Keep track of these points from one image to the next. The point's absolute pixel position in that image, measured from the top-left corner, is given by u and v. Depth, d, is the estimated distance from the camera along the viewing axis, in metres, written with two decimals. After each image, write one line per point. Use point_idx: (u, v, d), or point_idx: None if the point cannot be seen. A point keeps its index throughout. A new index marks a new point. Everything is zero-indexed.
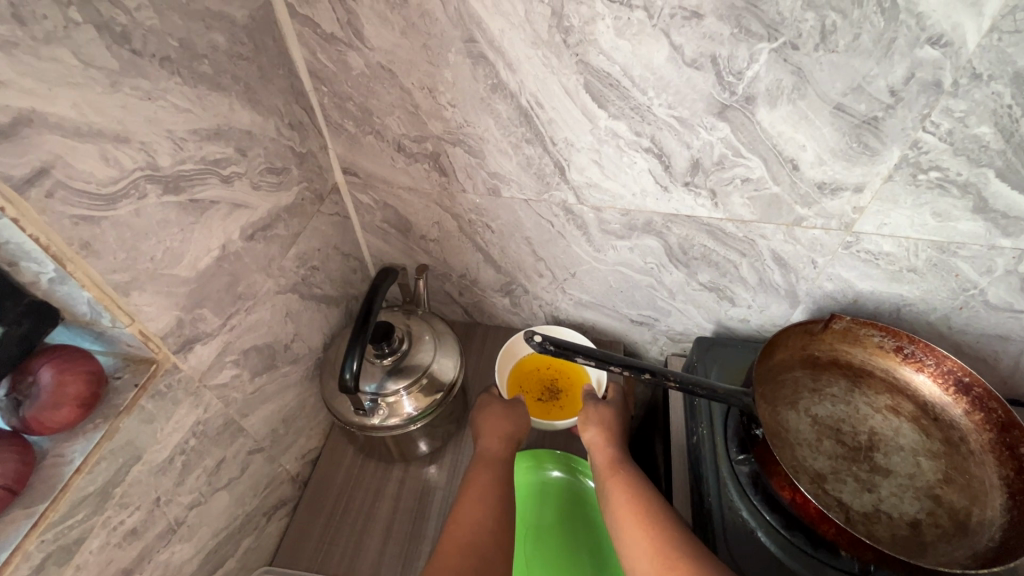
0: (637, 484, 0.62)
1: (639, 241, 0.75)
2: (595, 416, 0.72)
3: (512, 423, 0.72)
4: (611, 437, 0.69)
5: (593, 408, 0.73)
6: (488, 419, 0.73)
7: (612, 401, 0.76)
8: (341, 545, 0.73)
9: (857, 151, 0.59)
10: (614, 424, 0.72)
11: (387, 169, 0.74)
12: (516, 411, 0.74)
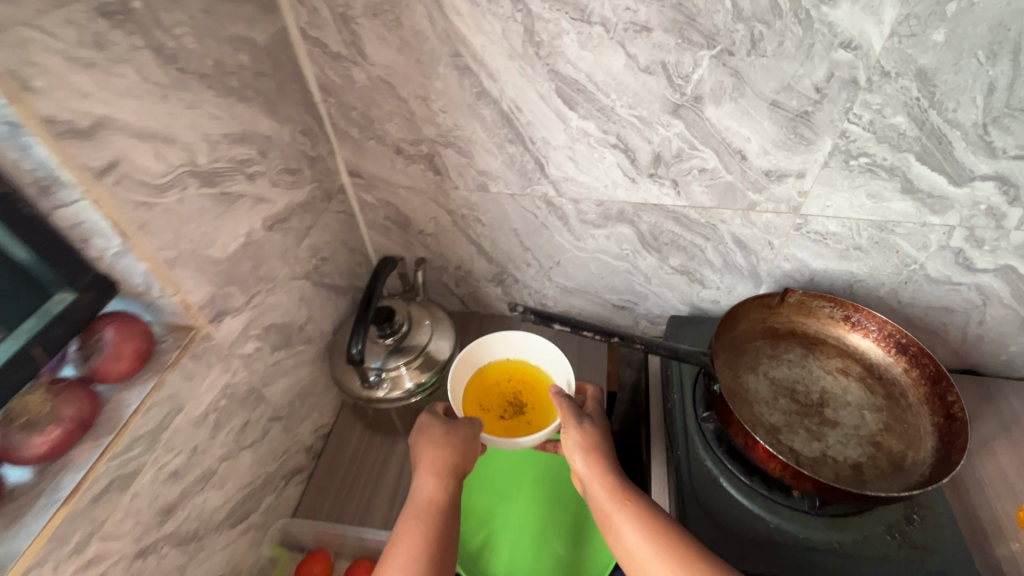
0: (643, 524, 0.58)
1: (614, 229, 0.84)
2: (581, 445, 0.66)
3: (457, 454, 0.67)
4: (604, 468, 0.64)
5: (577, 433, 0.67)
6: (430, 451, 0.67)
7: (591, 420, 0.69)
8: (354, 508, 0.80)
9: (795, 142, 0.68)
10: (600, 451, 0.66)
11: (388, 170, 0.83)
12: (459, 436, 0.68)
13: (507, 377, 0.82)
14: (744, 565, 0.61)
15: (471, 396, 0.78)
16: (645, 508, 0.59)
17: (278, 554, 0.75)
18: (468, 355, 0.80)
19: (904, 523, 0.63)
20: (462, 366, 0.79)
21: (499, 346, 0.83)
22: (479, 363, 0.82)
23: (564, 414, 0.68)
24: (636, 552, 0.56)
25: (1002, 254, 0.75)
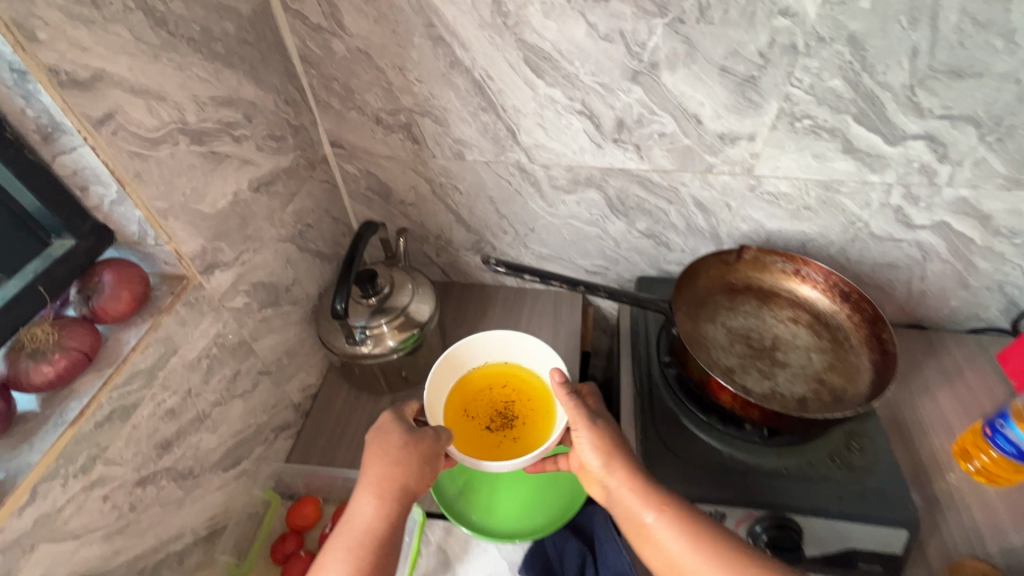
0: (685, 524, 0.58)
1: (583, 194, 0.90)
2: (598, 445, 0.65)
3: (405, 472, 0.64)
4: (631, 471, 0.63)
5: (590, 432, 0.66)
6: (376, 467, 0.64)
7: (605, 418, 0.68)
8: (341, 457, 0.84)
9: (744, 105, 0.74)
10: (620, 452, 0.65)
11: (368, 140, 0.88)
12: (408, 456, 0.64)
13: (497, 380, 0.80)
14: (699, 489, 0.66)
15: (456, 401, 0.77)
16: (685, 515, 0.59)
17: (270, 501, 0.79)
18: (454, 357, 0.78)
19: (844, 449, 0.70)
20: (447, 369, 0.77)
21: (488, 345, 0.80)
22: (467, 365, 0.80)
23: (577, 412, 0.67)
24: (681, 557, 0.57)
25: (936, 210, 0.82)
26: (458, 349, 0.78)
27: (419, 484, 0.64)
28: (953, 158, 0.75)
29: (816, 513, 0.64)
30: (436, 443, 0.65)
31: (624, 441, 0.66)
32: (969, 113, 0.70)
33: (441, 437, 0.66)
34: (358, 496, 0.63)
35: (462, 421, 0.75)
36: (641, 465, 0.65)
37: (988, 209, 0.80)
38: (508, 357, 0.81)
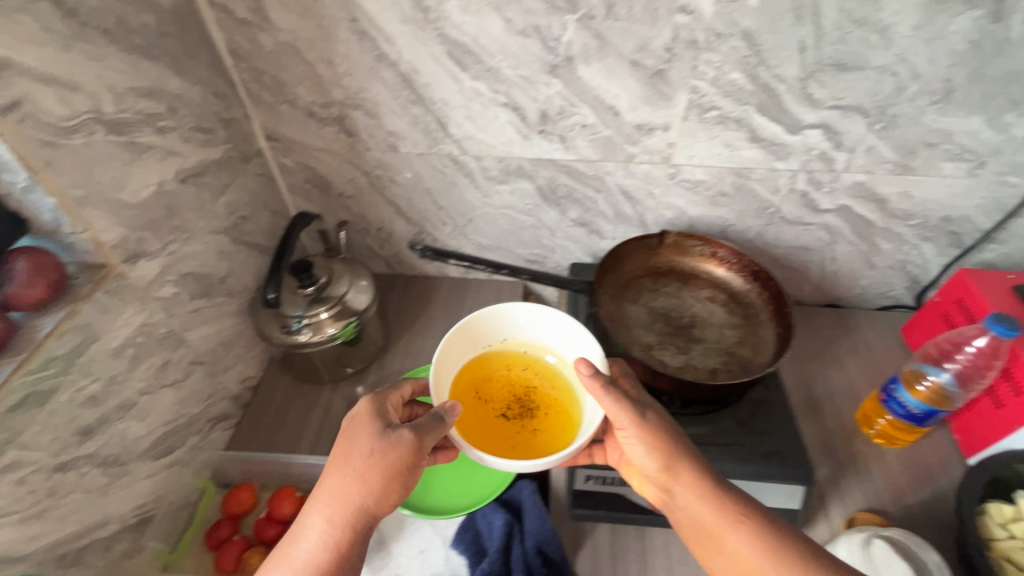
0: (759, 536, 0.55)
1: (516, 184, 0.93)
2: (649, 446, 0.59)
3: (364, 490, 0.55)
4: (693, 477, 0.59)
5: (641, 433, 0.59)
6: (337, 485, 0.55)
7: (654, 415, 0.61)
8: (279, 444, 0.87)
9: (656, 97, 0.79)
10: (677, 452, 0.60)
11: (303, 134, 0.89)
12: (373, 468, 0.55)
13: (516, 365, 0.68)
14: None
15: (468, 380, 0.66)
16: (760, 526, 0.55)
17: (203, 489, 0.80)
18: (476, 325, 0.67)
19: (749, 417, 0.76)
20: (464, 338, 0.66)
21: (516, 325, 0.69)
22: (487, 342, 0.69)
23: (621, 411, 0.59)
24: (756, 574, 0.53)
25: (838, 194, 0.88)
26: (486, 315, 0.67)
27: (385, 502, 0.56)
28: (847, 146, 0.81)
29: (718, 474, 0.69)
30: (398, 457, 0.55)
31: (676, 438, 0.60)
32: (856, 104, 0.76)
33: (408, 443, 0.55)
34: (312, 519, 0.55)
35: (470, 404, 0.63)
36: (698, 467, 0.60)
37: (883, 192, 0.87)
38: (534, 341, 0.70)
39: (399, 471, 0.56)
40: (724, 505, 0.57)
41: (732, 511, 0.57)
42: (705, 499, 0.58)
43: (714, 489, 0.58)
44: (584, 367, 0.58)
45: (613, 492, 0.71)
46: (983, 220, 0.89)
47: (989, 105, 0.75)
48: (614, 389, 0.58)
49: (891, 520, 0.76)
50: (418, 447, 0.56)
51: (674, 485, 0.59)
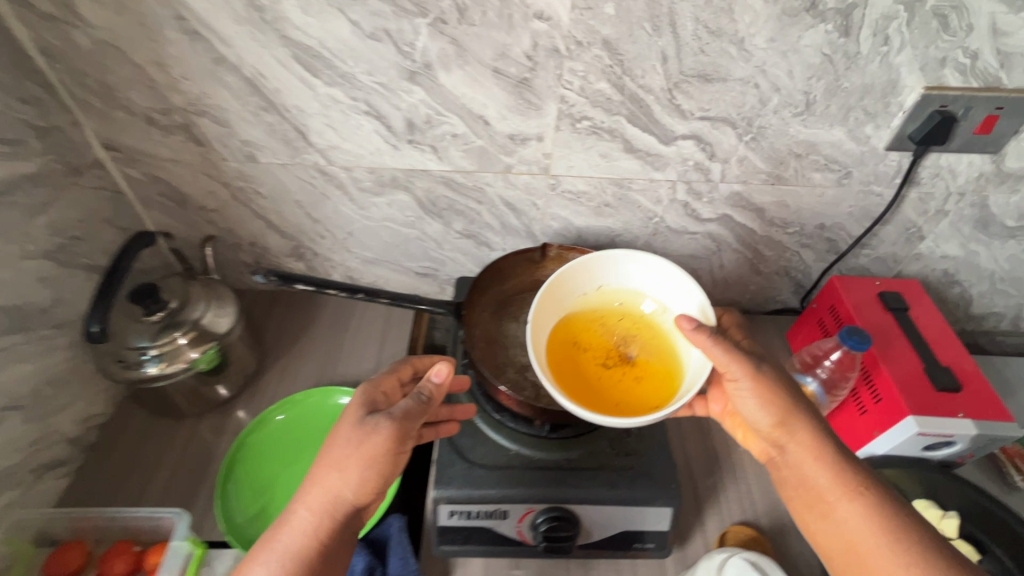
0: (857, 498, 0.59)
1: (393, 196, 0.87)
2: (770, 401, 0.65)
3: (343, 476, 0.56)
4: (809, 435, 0.63)
5: (755, 386, 0.65)
6: (321, 472, 0.57)
7: (767, 370, 0.66)
8: (125, 491, 0.80)
9: (525, 106, 0.75)
10: (793, 407, 0.64)
11: (146, 143, 0.80)
12: (349, 456, 0.56)
13: (611, 313, 0.78)
14: (480, 488, 0.67)
15: (563, 330, 0.74)
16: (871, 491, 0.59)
17: (16, 556, 0.68)
18: (558, 285, 0.75)
19: (623, 435, 0.74)
20: (550, 299, 0.74)
21: (606, 277, 0.78)
22: (582, 292, 0.77)
23: (733, 365, 0.65)
24: (862, 535, 0.57)
25: (718, 204, 0.88)
26: (564, 275, 0.75)
27: (366, 491, 0.57)
28: (720, 157, 0.81)
29: (589, 499, 0.67)
30: (373, 444, 0.56)
31: (792, 392, 0.65)
32: (723, 115, 0.76)
33: (385, 430, 0.57)
34: (298, 507, 0.56)
35: (578, 357, 0.72)
36: (819, 426, 0.64)
37: (760, 202, 0.87)
38: (628, 291, 0.79)
39: (377, 460, 0.56)
40: (835, 467, 0.61)
41: (853, 471, 0.61)
42: (820, 461, 0.62)
43: (829, 450, 0.62)
44: (686, 323, 0.66)
45: (479, 525, 0.68)
46: (854, 227, 0.90)
47: (848, 117, 0.75)
48: (723, 342, 0.65)
49: (764, 530, 0.76)
50: (396, 433, 0.57)
51: (788, 441, 0.64)
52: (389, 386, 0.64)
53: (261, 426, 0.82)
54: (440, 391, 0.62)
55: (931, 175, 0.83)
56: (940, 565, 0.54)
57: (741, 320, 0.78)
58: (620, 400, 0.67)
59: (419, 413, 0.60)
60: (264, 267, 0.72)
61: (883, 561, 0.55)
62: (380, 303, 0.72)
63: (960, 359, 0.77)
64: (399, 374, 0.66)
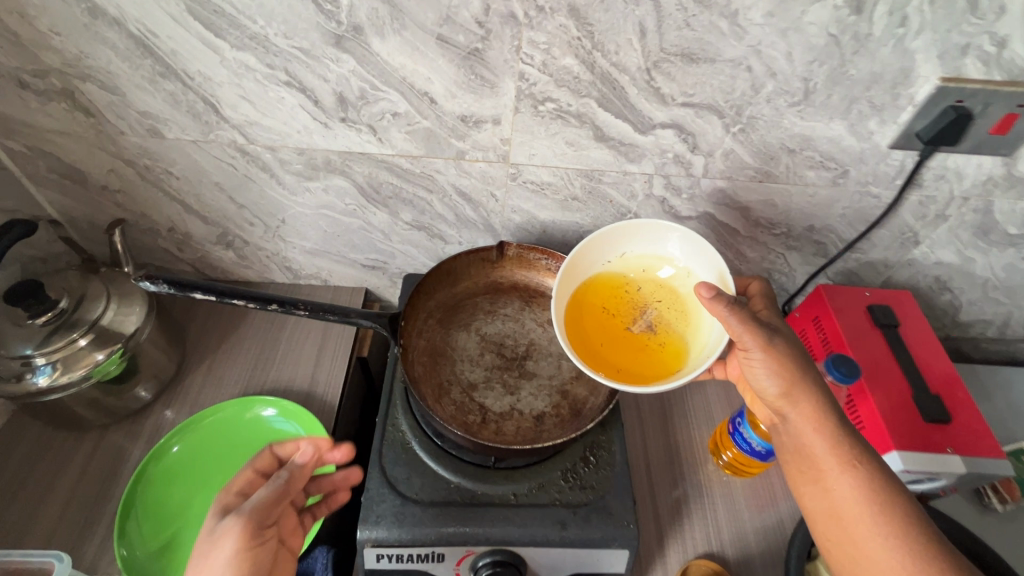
0: (854, 476, 0.54)
1: (328, 181, 0.75)
2: (780, 371, 0.58)
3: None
4: (815, 407, 0.57)
5: (767, 357, 0.58)
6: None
7: (781, 338, 0.59)
8: (10, 520, 0.69)
9: (477, 83, 0.63)
10: (804, 377, 0.58)
11: (22, 111, 0.67)
12: (205, 568, 0.51)
13: (635, 281, 0.72)
14: (413, 530, 0.59)
15: (588, 300, 0.70)
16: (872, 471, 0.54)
17: None
18: (581, 258, 0.70)
19: (579, 465, 0.66)
20: (572, 271, 0.70)
21: (631, 242, 0.72)
22: (605, 259, 0.72)
23: (747, 334, 0.58)
24: (851, 512, 0.54)
25: (699, 201, 0.78)
26: (587, 245, 0.70)
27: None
28: (704, 149, 0.70)
29: (537, 542, 0.60)
30: (220, 548, 0.52)
31: (806, 359, 0.59)
32: (709, 101, 0.65)
33: (230, 529, 0.53)
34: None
35: (601, 327, 0.69)
36: (825, 394, 0.58)
37: (745, 200, 0.78)
38: (651, 255, 0.72)
39: (230, 563, 0.52)
40: (837, 439, 0.56)
41: (854, 444, 0.56)
42: (822, 434, 0.56)
43: (832, 420, 0.57)
44: (703, 290, 0.58)
45: (413, 568, 0.60)
46: (847, 230, 0.82)
47: (850, 110, 0.65)
48: (739, 311, 0.58)
49: (728, 563, 0.70)
50: (244, 527, 0.54)
51: (790, 410, 0.58)
52: (242, 483, 0.60)
53: (153, 464, 0.72)
54: (300, 470, 0.61)
55: (935, 177, 0.74)
56: (927, 548, 0.50)
57: (768, 289, 0.70)
58: (645, 367, 0.65)
59: (273, 498, 0.57)
60: (150, 272, 0.60)
61: (866, 537, 0.52)
62: (298, 314, 0.64)
63: (948, 383, 0.71)
64: (254, 465, 0.62)
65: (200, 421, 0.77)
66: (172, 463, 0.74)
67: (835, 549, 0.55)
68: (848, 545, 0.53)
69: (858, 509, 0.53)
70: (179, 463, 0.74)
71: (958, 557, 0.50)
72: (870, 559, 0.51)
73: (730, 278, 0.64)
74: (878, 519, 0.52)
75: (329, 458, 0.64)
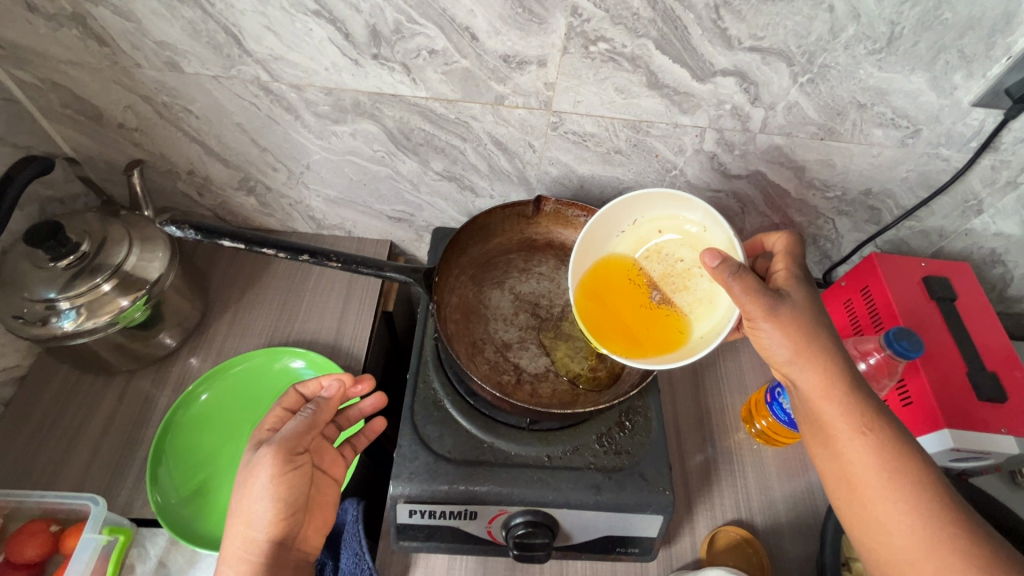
0: (868, 444, 0.49)
1: (357, 125, 0.71)
2: (789, 337, 0.52)
3: (243, 517, 0.53)
4: (825, 373, 0.51)
5: (775, 327, 0.52)
6: (231, 521, 0.54)
7: (791, 305, 0.53)
8: (44, 461, 0.70)
9: (525, 18, 0.57)
10: (816, 344, 0.52)
11: (33, 37, 0.62)
12: (246, 495, 0.53)
13: (651, 248, 0.67)
14: (445, 487, 0.58)
15: (605, 276, 0.67)
16: (891, 439, 0.49)
17: None
18: (594, 233, 0.66)
19: (614, 430, 0.64)
20: (586, 249, 0.66)
21: (643, 208, 0.65)
22: (620, 230, 0.67)
23: (751, 303, 0.52)
24: (862, 480, 0.49)
25: (751, 158, 0.72)
26: (599, 222, 0.65)
27: (272, 523, 0.53)
28: (765, 101, 0.64)
29: (571, 505, 0.59)
30: (255, 478, 0.53)
31: (820, 325, 0.53)
32: (779, 46, 0.59)
33: (263, 459, 0.53)
34: (219, 566, 0.53)
35: (620, 300, 0.66)
36: (837, 356, 0.52)
37: (802, 159, 0.72)
38: (666, 217, 0.65)
39: (268, 489, 0.53)
40: (851, 403, 0.50)
41: (868, 406, 0.50)
42: (835, 399, 0.51)
43: (844, 383, 0.51)
44: (707, 258, 0.52)
45: (444, 525, 0.60)
46: (906, 196, 0.76)
47: (936, 61, 0.59)
48: (746, 278, 0.51)
49: (757, 530, 0.70)
50: (275, 456, 0.53)
51: (797, 374, 0.52)
52: (273, 420, 0.60)
53: (181, 411, 0.72)
54: (327, 402, 0.60)
55: (1014, 141, 0.67)
56: (943, 514, 0.46)
57: (794, 248, 0.60)
58: (662, 342, 0.62)
59: (302, 428, 0.57)
60: (175, 217, 0.57)
61: (880, 503, 0.48)
62: (329, 266, 0.61)
63: (1004, 361, 0.69)
64: (282, 404, 0.61)
65: (226, 373, 0.76)
66: (199, 414, 0.73)
67: (846, 512, 0.51)
68: (859, 509, 0.49)
69: (870, 479, 0.49)
70: (203, 414, 0.73)
71: (975, 522, 0.46)
72: (883, 525, 0.48)
73: (739, 246, 0.56)
74: (893, 487, 0.48)
75: (355, 393, 0.63)
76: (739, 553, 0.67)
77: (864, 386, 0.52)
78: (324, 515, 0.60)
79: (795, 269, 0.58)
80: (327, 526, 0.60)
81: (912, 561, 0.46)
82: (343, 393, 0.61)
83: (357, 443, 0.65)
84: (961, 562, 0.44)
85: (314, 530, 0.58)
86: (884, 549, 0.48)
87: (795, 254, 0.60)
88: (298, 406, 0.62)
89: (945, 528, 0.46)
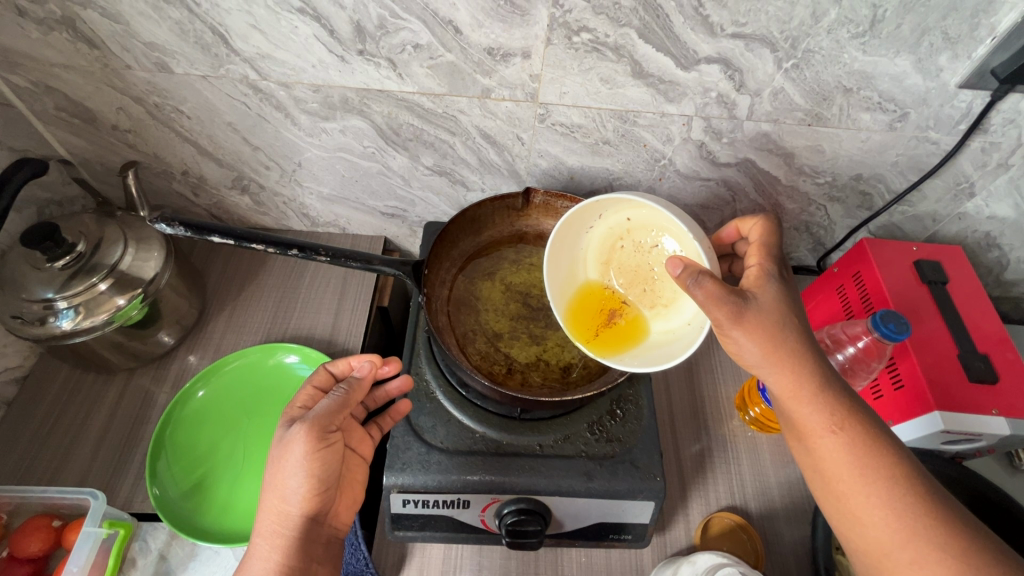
0: (838, 443, 0.49)
1: (346, 122, 0.71)
2: (758, 344, 0.51)
3: (278, 491, 0.54)
4: (797, 370, 0.51)
5: (743, 332, 0.51)
6: (265, 495, 0.55)
7: (758, 308, 0.52)
8: (48, 455, 0.71)
9: (508, 11, 0.58)
10: (786, 344, 0.51)
11: (24, 41, 0.63)
12: (276, 468, 0.54)
13: (622, 237, 0.67)
14: (439, 477, 0.58)
15: (587, 273, 0.69)
16: (864, 434, 0.49)
17: None
18: (566, 233, 0.66)
19: (606, 418, 0.65)
20: (561, 250, 0.67)
21: (607, 204, 0.64)
22: (591, 226, 0.67)
23: (716, 311, 0.51)
24: (836, 474, 0.49)
25: (739, 146, 0.72)
26: (566, 225, 0.65)
27: (306, 498, 0.54)
28: (750, 88, 0.65)
29: (563, 492, 0.59)
30: (290, 453, 0.53)
31: (791, 325, 0.52)
32: (762, 32, 0.59)
33: (297, 435, 0.54)
34: (254, 537, 0.54)
35: (602, 294, 0.68)
36: (808, 357, 0.51)
37: (790, 145, 0.72)
38: (631, 209, 0.64)
39: (301, 465, 0.53)
40: (820, 400, 0.50)
41: (840, 404, 0.50)
42: (808, 398, 0.50)
43: (814, 383, 0.51)
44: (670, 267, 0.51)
45: (438, 513, 0.61)
46: (897, 180, 0.76)
47: (920, 43, 0.59)
48: (710, 287, 0.50)
49: (751, 516, 0.70)
50: (309, 432, 0.54)
51: (769, 375, 0.52)
52: (304, 398, 0.60)
53: (181, 408, 0.73)
54: (360, 383, 0.60)
55: (1004, 122, 0.67)
56: (917, 506, 0.46)
57: (768, 239, 0.59)
58: (652, 333, 0.64)
59: (334, 407, 0.57)
60: (166, 214, 0.58)
61: (854, 496, 0.48)
62: (317, 261, 0.62)
63: (997, 344, 0.69)
64: (314, 382, 0.61)
65: (223, 370, 0.77)
66: (203, 407, 0.75)
67: (824, 503, 0.51)
68: (835, 503, 0.50)
69: (844, 475, 0.49)
70: (205, 409, 0.75)
71: (952, 512, 0.46)
72: (858, 518, 0.48)
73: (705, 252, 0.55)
74: (866, 481, 0.48)
75: (385, 374, 0.63)
76: (734, 538, 0.67)
77: (837, 380, 0.52)
78: (353, 492, 0.60)
79: (770, 264, 0.57)
80: (357, 502, 0.61)
81: (887, 551, 0.46)
82: (375, 373, 0.61)
83: (382, 424, 0.63)
84: (934, 552, 0.44)
85: (345, 508, 0.59)
86: (857, 539, 0.48)
87: (771, 244, 0.59)
88: (329, 385, 0.62)
89: (921, 520, 0.46)
